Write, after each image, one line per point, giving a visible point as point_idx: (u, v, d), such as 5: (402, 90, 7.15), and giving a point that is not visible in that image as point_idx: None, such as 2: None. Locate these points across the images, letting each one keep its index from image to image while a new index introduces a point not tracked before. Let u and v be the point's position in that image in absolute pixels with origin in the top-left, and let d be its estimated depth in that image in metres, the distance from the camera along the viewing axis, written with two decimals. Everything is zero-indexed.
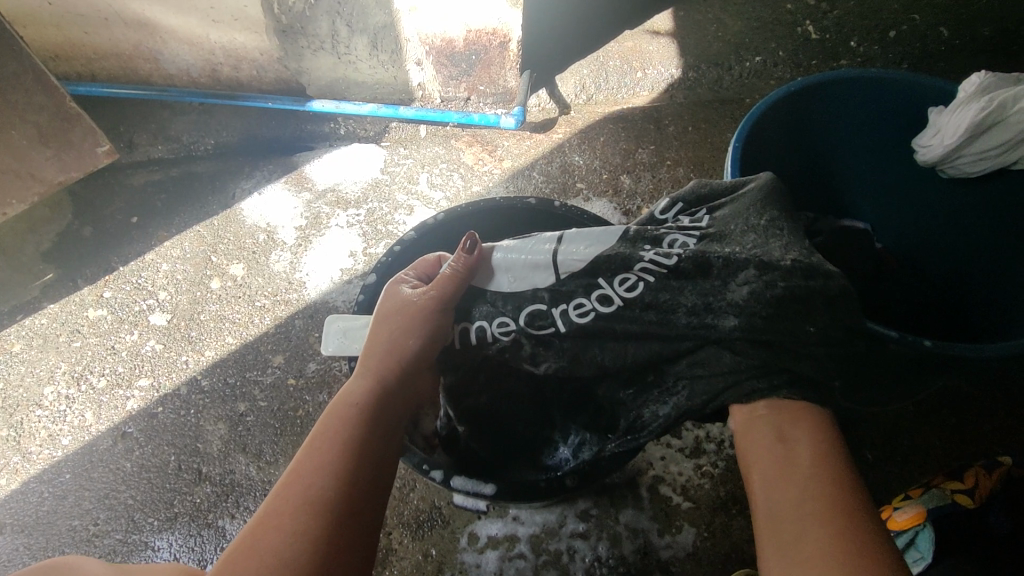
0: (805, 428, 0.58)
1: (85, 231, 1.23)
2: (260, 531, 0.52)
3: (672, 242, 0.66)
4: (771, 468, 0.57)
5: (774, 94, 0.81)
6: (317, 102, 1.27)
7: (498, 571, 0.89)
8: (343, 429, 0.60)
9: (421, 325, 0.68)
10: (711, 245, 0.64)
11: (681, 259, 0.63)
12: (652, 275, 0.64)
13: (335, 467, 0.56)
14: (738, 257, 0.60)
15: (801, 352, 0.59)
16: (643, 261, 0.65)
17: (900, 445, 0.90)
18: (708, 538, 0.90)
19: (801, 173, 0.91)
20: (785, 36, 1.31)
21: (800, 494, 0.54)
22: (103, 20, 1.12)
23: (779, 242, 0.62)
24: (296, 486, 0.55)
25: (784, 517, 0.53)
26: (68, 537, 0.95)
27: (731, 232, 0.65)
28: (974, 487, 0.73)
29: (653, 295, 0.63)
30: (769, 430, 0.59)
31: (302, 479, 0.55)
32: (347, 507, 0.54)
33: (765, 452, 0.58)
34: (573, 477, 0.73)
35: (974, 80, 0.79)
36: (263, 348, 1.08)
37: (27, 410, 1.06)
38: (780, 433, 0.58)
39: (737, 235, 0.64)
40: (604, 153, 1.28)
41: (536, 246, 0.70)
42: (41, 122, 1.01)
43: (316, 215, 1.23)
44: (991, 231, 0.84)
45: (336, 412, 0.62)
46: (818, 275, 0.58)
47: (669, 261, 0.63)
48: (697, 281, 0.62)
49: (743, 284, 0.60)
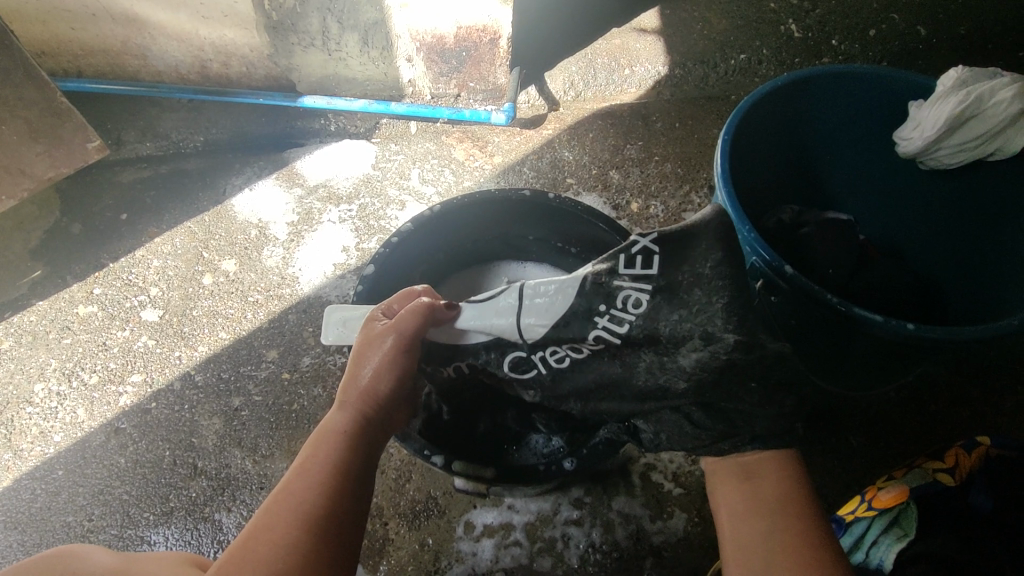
0: (771, 468, 0.63)
1: (74, 228, 1.22)
2: (238, 557, 0.51)
3: (625, 297, 0.62)
4: (740, 506, 0.62)
5: (765, 87, 0.82)
6: (310, 98, 1.27)
7: (494, 558, 0.91)
8: (325, 457, 0.59)
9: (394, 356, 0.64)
10: (662, 304, 0.60)
11: (639, 319, 0.61)
12: (607, 341, 0.63)
13: (317, 495, 0.56)
14: (682, 327, 0.59)
15: (750, 414, 0.61)
16: (598, 327, 0.63)
17: (883, 430, 0.93)
18: (700, 523, 0.92)
19: (786, 164, 0.93)
20: (769, 34, 1.34)
21: (767, 532, 0.59)
22: (91, 15, 1.12)
23: (724, 302, 0.58)
24: (279, 511, 0.54)
25: (752, 552, 0.58)
26: (62, 534, 0.95)
27: (680, 282, 0.60)
28: (955, 466, 0.76)
29: (614, 353, 0.64)
30: (738, 471, 0.64)
31: (286, 505, 0.55)
32: (327, 538, 0.54)
33: (734, 492, 0.63)
34: (572, 462, 0.75)
35: (951, 75, 0.81)
36: (257, 343, 1.09)
37: (17, 407, 1.06)
38: (746, 472, 0.63)
39: (686, 288, 0.60)
40: (593, 149, 1.30)
41: (501, 302, 0.67)
42: (32, 117, 1.01)
43: (307, 211, 1.23)
44: (970, 225, 0.87)
45: (317, 441, 0.61)
46: (759, 346, 0.57)
47: (622, 330, 0.62)
48: (651, 347, 0.62)
49: (691, 351, 0.59)
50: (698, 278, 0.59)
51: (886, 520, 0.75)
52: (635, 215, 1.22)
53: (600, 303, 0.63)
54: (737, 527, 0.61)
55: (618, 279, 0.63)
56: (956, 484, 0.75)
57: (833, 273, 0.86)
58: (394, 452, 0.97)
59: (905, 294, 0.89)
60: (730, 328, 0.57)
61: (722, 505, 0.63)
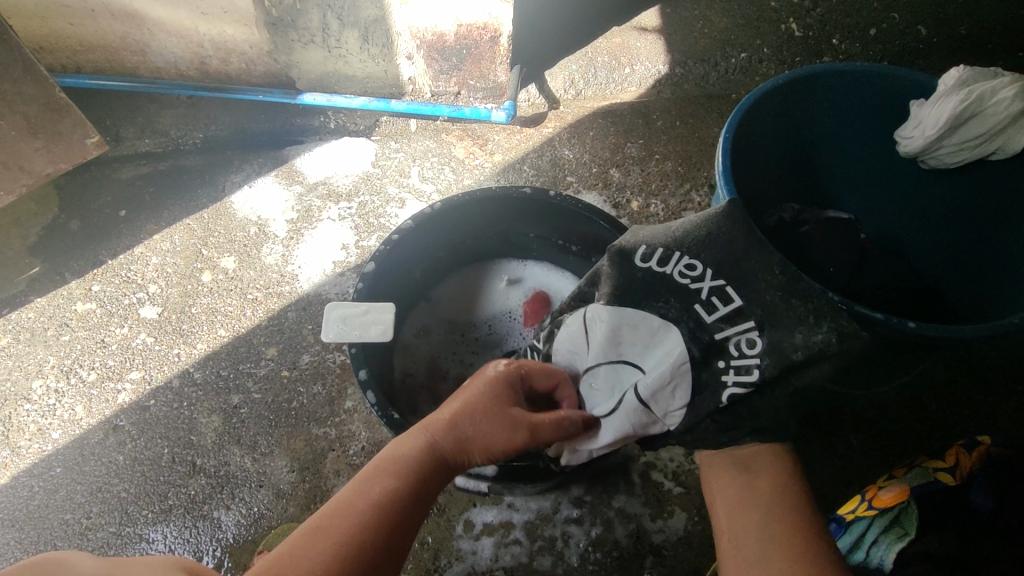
0: (767, 459, 0.64)
1: (72, 225, 1.21)
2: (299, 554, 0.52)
3: (738, 342, 0.61)
4: (734, 497, 0.64)
5: (768, 84, 0.82)
6: (308, 95, 1.26)
7: (493, 557, 0.91)
8: (391, 492, 0.58)
9: (490, 417, 0.63)
10: (779, 332, 0.59)
11: (763, 354, 0.60)
12: (740, 387, 0.61)
13: (372, 529, 0.55)
14: (809, 352, 0.58)
15: (769, 411, 0.61)
16: (730, 382, 0.61)
17: (883, 429, 0.93)
18: (700, 522, 0.92)
19: (787, 163, 0.93)
20: (769, 32, 1.32)
21: (761, 523, 0.60)
22: (90, 11, 1.12)
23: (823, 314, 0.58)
24: (330, 532, 0.53)
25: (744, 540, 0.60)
26: (60, 532, 0.95)
27: (784, 309, 0.60)
28: (956, 466, 0.76)
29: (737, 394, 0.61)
30: (732, 463, 0.65)
31: (338, 527, 0.54)
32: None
33: (727, 483, 0.65)
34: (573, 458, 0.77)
35: (952, 74, 0.81)
36: (257, 341, 1.08)
37: (15, 404, 1.05)
38: (742, 464, 0.65)
39: (784, 308, 0.60)
40: (593, 147, 1.30)
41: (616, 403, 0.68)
42: (31, 113, 1.00)
43: (307, 208, 1.23)
44: (971, 224, 0.87)
45: (395, 470, 0.59)
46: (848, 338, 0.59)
47: (753, 377, 0.60)
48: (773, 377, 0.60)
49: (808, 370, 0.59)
50: (784, 292, 0.60)
51: (887, 519, 0.75)
52: (635, 214, 1.22)
53: (717, 361, 0.62)
54: (733, 520, 0.62)
55: (720, 333, 0.62)
56: (956, 483, 0.75)
57: (834, 271, 0.86)
58: None
59: (906, 292, 0.90)
60: (825, 319, 0.58)
61: (717, 498, 0.65)
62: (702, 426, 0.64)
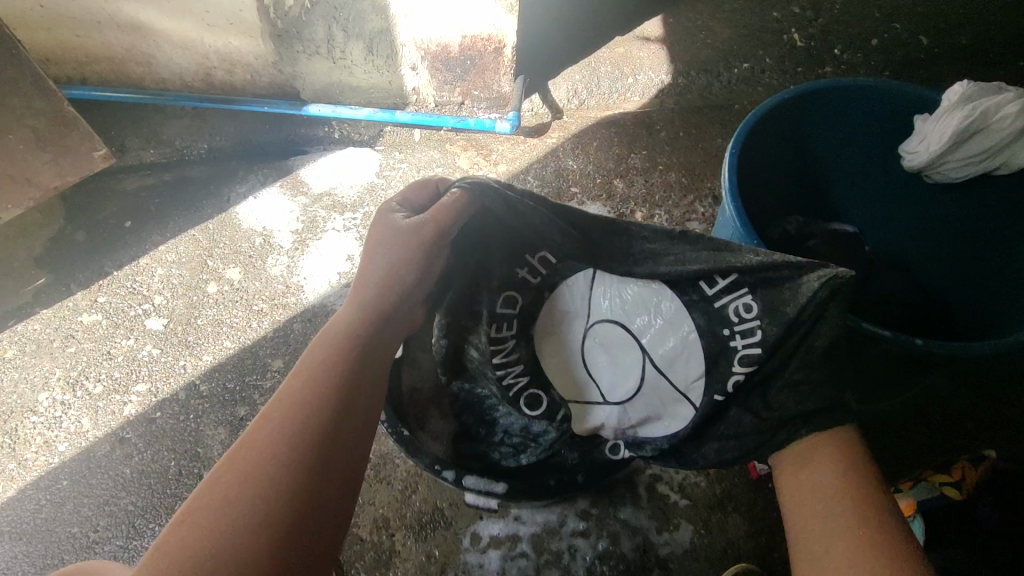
0: (827, 449, 0.63)
1: (78, 236, 1.22)
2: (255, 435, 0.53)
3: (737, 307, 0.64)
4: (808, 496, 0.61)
5: (774, 99, 0.83)
6: (314, 107, 1.27)
7: (500, 570, 0.91)
8: (310, 375, 0.58)
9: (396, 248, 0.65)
10: (770, 293, 0.62)
11: (760, 317, 0.63)
12: (754, 353, 0.64)
13: (306, 408, 0.55)
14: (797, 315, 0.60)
15: (801, 393, 0.64)
16: (739, 349, 0.65)
17: (887, 441, 0.93)
18: (706, 535, 0.92)
19: (791, 177, 0.94)
20: (773, 43, 1.35)
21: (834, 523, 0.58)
22: (96, 23, 1.12)
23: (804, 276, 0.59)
24: (258, 436, 0.53)
25: (814, 527, 0.59)
26: (68, 545, 0.95)
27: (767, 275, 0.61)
28: (962, 480, 0.77)
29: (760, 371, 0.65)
30: (796, 459, 0.65)
31: (264, 428, 0.54)
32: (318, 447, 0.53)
33: (793, 481, 0.64)
34: (583, 474, 0.84)
35: (958, 89, 0.80)
36: (263, 353, 1.09)
37: (21, 416, 1.05)
38: (802, 459, 0.64)
39: (773, 274, 0.60)
40: (597, 158, 1.30)
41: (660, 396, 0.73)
42: (38, 126, 1.00)
43: (312, 219, 1.23)
44: (977, 237, 0.87)
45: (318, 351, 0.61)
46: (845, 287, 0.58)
47: (755, 337, 0.63)
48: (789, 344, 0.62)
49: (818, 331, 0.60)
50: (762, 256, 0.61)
51: None
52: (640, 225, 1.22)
53: (723, 329, 0.66)
54: (798, 510, 0.62)
55: (719, 301, 0.66)
56: (963, 498, 0.76)
57: None
58: (401, 462, 0.98)
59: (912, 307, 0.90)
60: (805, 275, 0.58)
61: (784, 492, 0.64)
62: (741, 422, 0.68)
